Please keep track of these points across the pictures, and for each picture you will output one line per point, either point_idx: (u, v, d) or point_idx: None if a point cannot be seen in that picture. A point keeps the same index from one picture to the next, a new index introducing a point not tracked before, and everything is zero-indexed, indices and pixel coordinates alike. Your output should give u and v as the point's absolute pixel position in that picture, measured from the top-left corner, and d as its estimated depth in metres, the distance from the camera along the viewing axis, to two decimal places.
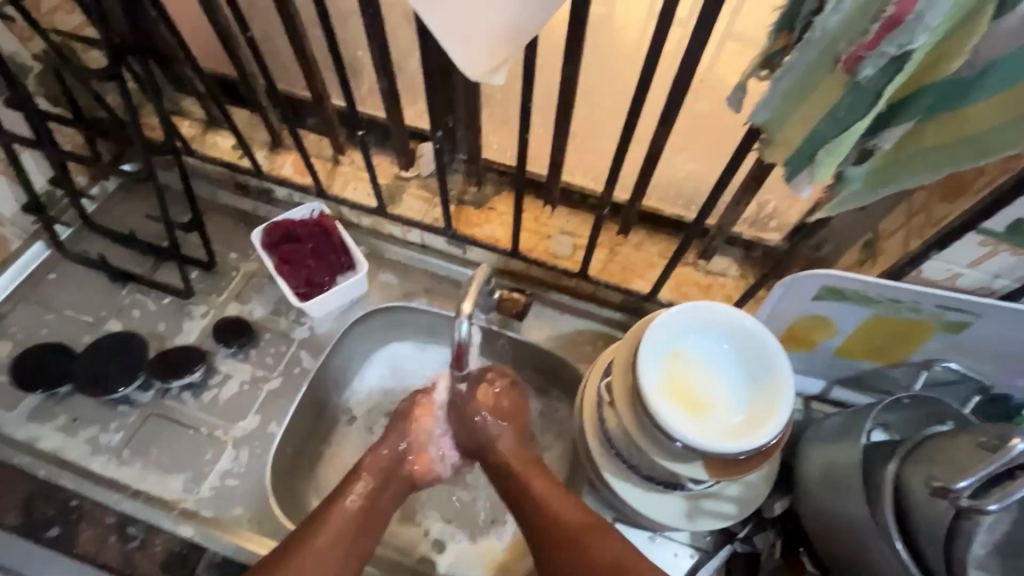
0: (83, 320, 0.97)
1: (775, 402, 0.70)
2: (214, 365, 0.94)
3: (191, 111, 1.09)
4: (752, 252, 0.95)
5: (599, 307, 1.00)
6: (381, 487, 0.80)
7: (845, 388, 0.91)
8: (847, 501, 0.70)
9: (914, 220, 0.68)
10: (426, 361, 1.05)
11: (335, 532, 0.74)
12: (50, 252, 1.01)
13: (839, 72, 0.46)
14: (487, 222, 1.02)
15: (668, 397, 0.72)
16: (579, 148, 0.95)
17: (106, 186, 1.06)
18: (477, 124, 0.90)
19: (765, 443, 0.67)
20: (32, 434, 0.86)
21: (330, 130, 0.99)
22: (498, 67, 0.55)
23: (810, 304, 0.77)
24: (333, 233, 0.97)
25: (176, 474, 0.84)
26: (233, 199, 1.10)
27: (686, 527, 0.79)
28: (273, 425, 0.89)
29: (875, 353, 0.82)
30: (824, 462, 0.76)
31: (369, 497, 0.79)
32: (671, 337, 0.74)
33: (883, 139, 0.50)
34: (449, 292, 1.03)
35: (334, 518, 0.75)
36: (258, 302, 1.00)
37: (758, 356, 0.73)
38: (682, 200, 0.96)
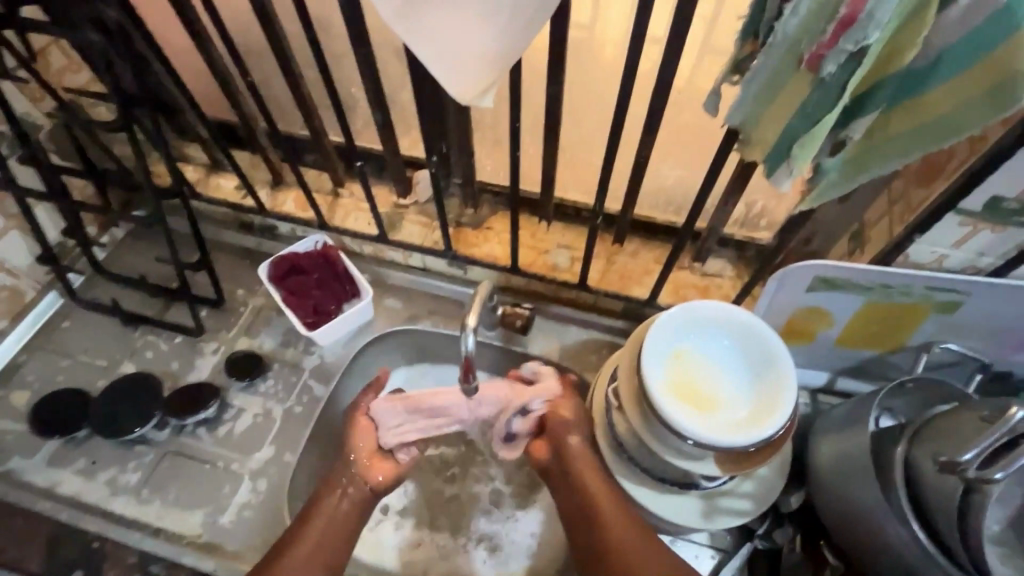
0: (98, 364, 0.99)
1: (780, 392, 0.71)
2: (227, 400, 0.95)
3: (194, 156, 1.14)
4: (745, 251, 0.98)
5: (601, 316, 1.02)
6: (357, 510, 0.81)
7: (849, 379, 0.93)
8: (861, 486, 0.71)
9: (895, 208, 0.71)
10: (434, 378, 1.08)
11: (322, 531, 0.77)
12: (63, 300, 1.05)
13: (803, 70, 0.49)
14: (486, 241, 1.05)
15: (675, 396, 0.73)
16: (570, 164, 0.99)
17: (115, 233, 1.10)
18: (470, 148, 0.94)
19: (772, 434, 0.68)
20: (52, 479, 0.87)
21: (330, 164, 1.04)
22: (487, 89, 0.58)
23: (805, 296, 0.79)
24: (337, 262, 1.00)
25: (195, 509, 0.85)
26: (237, 237, 1.14)
27: (704, 526, 0.79)
28: (288, 454, 0.90)
29: (874, 340, 0.84)
30: (836, 451, 0.76)
31: (345, 515, 0.80)
32: (672, 338, 0.76)
33: (854, 130, 0.52)
34: (452, 311, 1.06)
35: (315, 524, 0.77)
36: (267, 334, 1.02)
37: (757, 349, 0.74)
38: (672, 206, 0.99)
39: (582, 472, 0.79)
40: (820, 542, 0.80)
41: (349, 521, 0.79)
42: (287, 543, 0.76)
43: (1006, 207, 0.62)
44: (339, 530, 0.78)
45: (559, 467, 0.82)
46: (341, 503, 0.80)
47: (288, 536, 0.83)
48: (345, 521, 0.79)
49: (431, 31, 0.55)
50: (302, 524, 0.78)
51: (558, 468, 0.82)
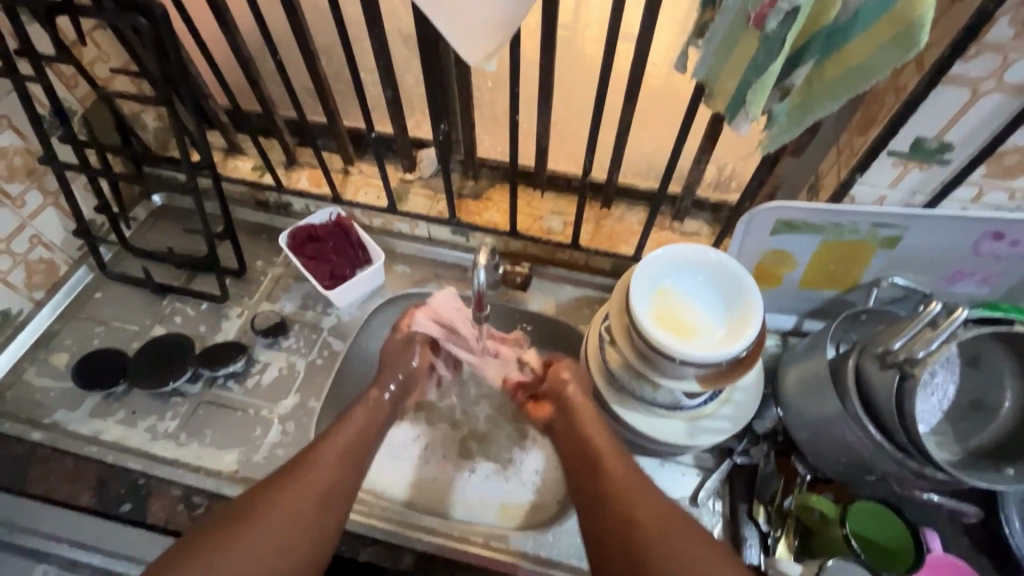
0: (130, 329, 1.07)
1: (750, 315, 0.82)
2: (253, 357, 1.04)
3: (212, 141, 1.24)
4: (719, 212, 1.10)
5: (592, 275, 1.13)
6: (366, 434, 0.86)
7: (814, 320, 1.04)
8: (823, 397, 0.82)
9: (842, 156, 0.83)
10: None
11: (336, 456, 0.81)
12: (94, 274, 1.13)
13: (751, 28, 0.60)
14: (486, 210, 1.15)
15: (659, 325, 0.83)
16: (560, 136, 1.10)
17: (140, 212, 1.20)
18: (470, 122, 1.05)
19: (743, 351, 0.79)
20: (95, 428, 0.94)
21: (342, 143, 1.14)
22: (491, 54, 0.69)
23: (771, 239, 0.90)
24: (350, 230, 1.10)
25: (230, 449, 0.93)
26: (254, 215, 1.24)
27: (689, 445, 0.89)
28: (313, 400, 0.99)
29: (832, 280, 0.96)
30: (802, 372, 0.88)
31: (358, 439, 0.85)
32: (655, 277, 0.87)
33: (796, 78, 0.64)
34: (457, 276, 1.16)
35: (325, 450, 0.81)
36: (287, 299, 1.11)
37: (729, 282, 0.86)
38: (653, 173, 1.11)
39: (589, 431, 0.86)
40: (792, 456, 0.90)
41: (360, 442, 0.85)
42: (309, 453, 0.80)
43: (928, 147, 0.73)
44: (353, 450, 0.83)
45: (565, 426, 0.90)
46: (354, 428, 0.85)
47: None
48: (355, 442, 0.84)
49: (445, 3, 0.65)
50: (320, 441, 0.82)
51: (565, 428, 0.90)
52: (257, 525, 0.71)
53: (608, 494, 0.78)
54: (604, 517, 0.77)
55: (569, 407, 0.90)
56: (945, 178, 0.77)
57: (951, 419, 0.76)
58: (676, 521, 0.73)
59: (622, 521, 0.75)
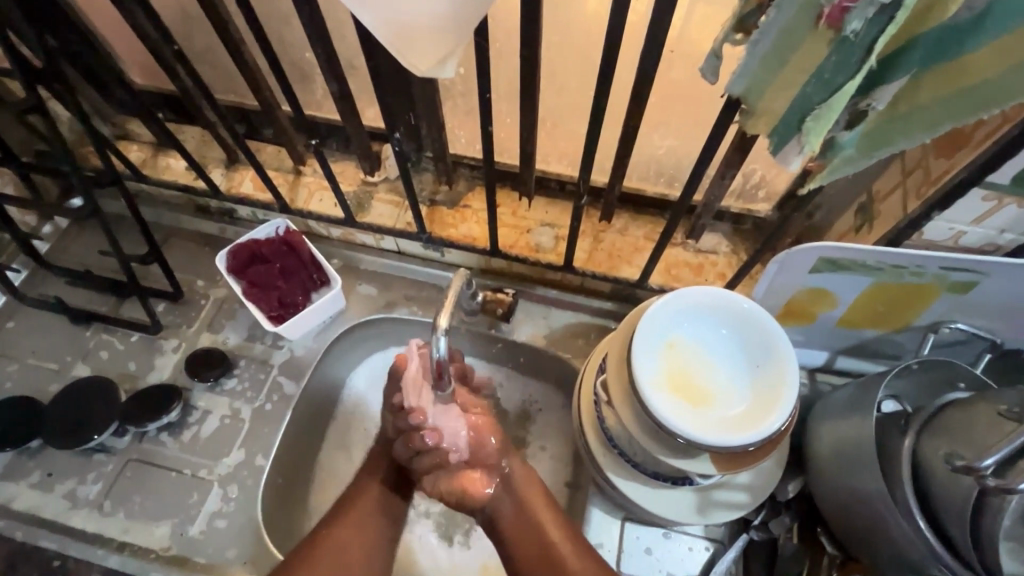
0: (48, 368, 0.92)
1: (782, 384, 0.66)
2: (191, 402, 0.89)
3: (138, 134, 1.04)
4: (742, 225, 0.91)
5: (589, 298, 0.96)
6: (393, 484, 0.77)
7: (849, 357, 0.88)
8: (863, 478, 0.68)
9: (910, 179, 0.64)
10: None
11: (366, 505, 0.75)
12: (5, 299, 0.96)
13: (822, 28, 0.41)
14: (463, 221, 0.97)
15: (669, 390, 0.67)
16: (551, 134, 0.90)
17: (58, 223, 1.02)
18: (439, 119, 0.85)
19: (773, 431, 0.63)
20: (6, 495, 0.81)
21: (287, 141, 0.94)
22: (447, 57, 0.50)
23: (809, 277, 0.73)
24: (301, 248, 0.92)
25: (162, 521, 0.80)
26: (195, 222, 1.04)
27: (697, 521, 0.76)
28: (260, 458, 0.85)
29: (878, 321, 0.79)
30: (836, 439, 0.73)
31: (379, 488, 0.76)
32: (665, 325, 0.70)
33: (877, 99, 0.45)
34: (430, 297, 0.99)
35: (358, 499, 0.75)
36: (231, 329, 0.95)
37: (755, 338, 0.69)
38: (664, 177, 0.91)
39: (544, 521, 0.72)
40: (818, 530, 0.77)
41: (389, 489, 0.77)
42: (335, 518, 0.73)
43: None
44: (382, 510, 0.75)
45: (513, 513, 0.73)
46: (374, 483, 0.77)
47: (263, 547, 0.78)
48: (384, 494, 0.76)
49: None
50: (344, 508, 0.74)
51: (514, 514, 0.73)
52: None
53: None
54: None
55: (518, 490, 0.74)
56: None
57: None
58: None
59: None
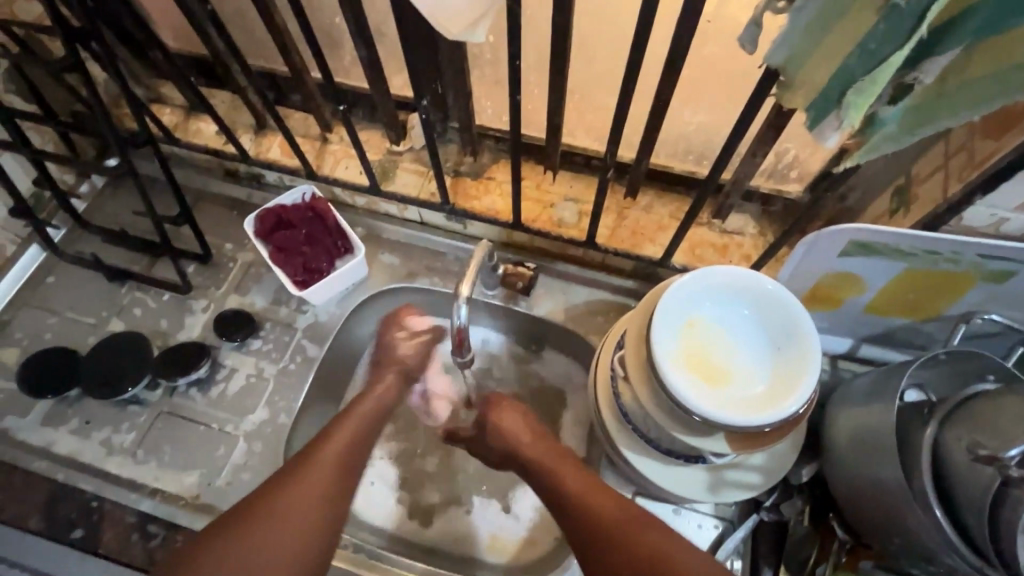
0: (85, 322, 0.96)
1: (802, 367, 0.65)
2: (220, 360, 0.92)
3: (170, 97, 1.05)
4: (770, 206, 0.89)
5: (609, 276, 0.95)
6: (366, 435, 0.76)
7: (873, 345, 0.86)
8: (880, 465, 0.67)
9: (953, 161, 0.61)
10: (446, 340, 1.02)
11: (348, 437, 0.74)
12: (46, 255, 1.00)
13: None
14: (486, 193, 0.96)
15: (686, 367, 0.67)
16: (579, 106, 0.88)
17: (94, 182, 1.05)
18: (466, 88, 0.84)
19: (790, 414, 0.63)
20: (47, 439, 0.86)
21: (314, 107, 0.95)
22: (479, 22, 0.51)
23: (838, 261, 0.71)
24: (327, 215, 0.94)
25: (191, 471, 0.84)
26: (224, 187, 1.06)
27: (709, 499, 0.76)
28: (283, 416, 0.88)
29: (907, 308, 0.77)
30: (856, 425, 0.72)
31: (354, 434, 0.75)
32: (686, 303, 0.69)
33: (926, 73, 0.43)
34: (450, 269, 0.99)
35: (342, 427, 0.75)
36: (258, 292, 0.98)
37: (778, 319, 0.68)
38: (693, 155, 0.89)
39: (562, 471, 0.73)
40: (829, 515, 0.77)
41: (358, 439, 0.75)
42: (306, 454, 0.71)
43: None
44: (361, 438, 0.75)
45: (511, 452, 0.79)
46: (349, 428, 0.75)
47: None
48: (353, 441, 0.74)
49: None
50: (313, 445, 0.72)
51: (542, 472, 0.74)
52: (254, 534, 0.63)
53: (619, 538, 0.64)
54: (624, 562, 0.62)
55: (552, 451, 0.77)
56: None
57: None
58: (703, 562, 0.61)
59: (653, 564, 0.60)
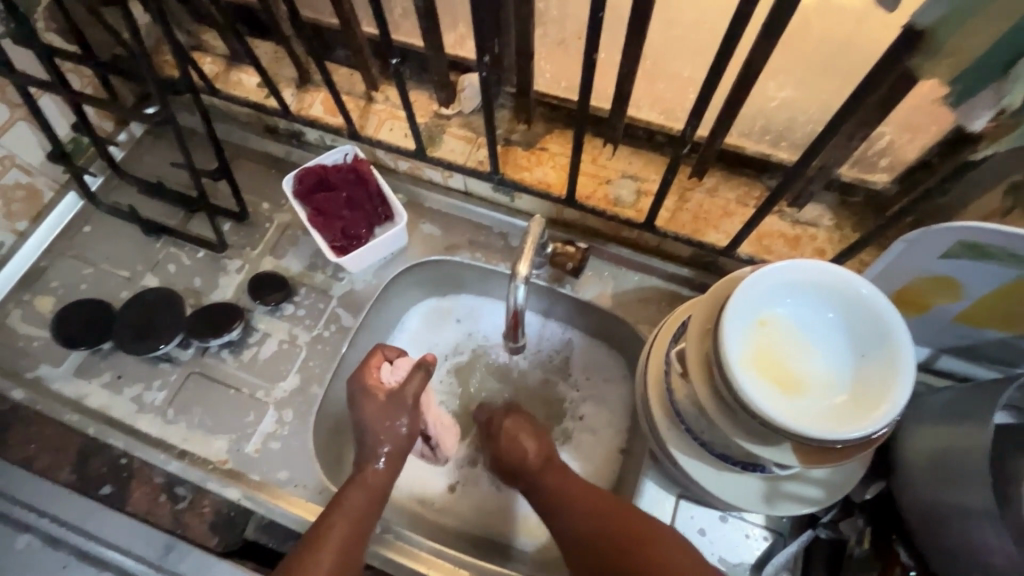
0: (120, 275, 0.94)
1: (891, 380, 0.58)
2: (252, 323, 0.89)
3: (212, 46, 1.00)
4: (852, 197, 0.81)
5: (664, 263, 0.89)
6: (381, 495, 0.73)
7: (955, 358, 0.78)
8: (968, 492, 0.60)
9: None
10: (483, 317, 0.97)
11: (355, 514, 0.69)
12: (83, 203, 0.98)
13: None
14: (538, 164, 0.90)
15: (757, 371, 0.61)
16: (650, 74, 0.81)
17: (133, 131, 1.01)
18: (529, 47, 0.77)
19: (873, 432, 0.56)
20: (80, 391, 0.85)
21: (362, 63, 0.89)
22: None
23: (938, 263, 0.63)
24: (369, 179, 0.89)
25: (220, 435, 0.82)
26: (263, 143, 1.02)
27: (763, 510, 0.71)
28: (314, 386, 0.85)
29: (1007, 322, 0.69)
30: (940, 446, 0.65)
31: (368, 505, 0.71)
32: (760, 300, 0.62)
33: None
34: (493, 244, 0.94)
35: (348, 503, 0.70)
36: (293, 255, 0.94)
37: (866, 325, 0.61)
38: (771, 135, 0.80)
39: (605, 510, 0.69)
40: (892, 536, 0.70)
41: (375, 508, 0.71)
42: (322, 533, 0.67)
43: None
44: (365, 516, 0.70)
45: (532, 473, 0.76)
46: (363, 493, 0.71)
47: (315, 474, 0.79)
48: (368, 509, 0.71)
49: None
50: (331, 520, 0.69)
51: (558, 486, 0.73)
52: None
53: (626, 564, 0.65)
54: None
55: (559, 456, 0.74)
56: None
57: None
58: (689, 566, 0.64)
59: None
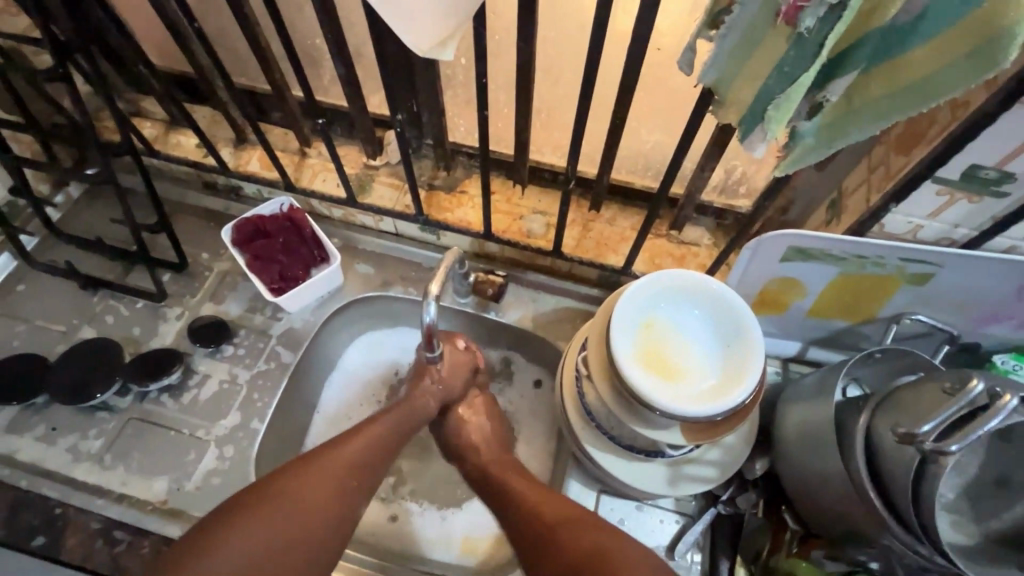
0: (55, 330, 0.96)
1: (748, 361, 0.70)
2: (192, 367, 0.93)
3: (151, 112, 1.08)
4: (723, 220, 0.96)
5: (576, 285, 1.00)
6: (387, 442, 0.74)
7: (820, 348, 0.93)
8: (823, 454, 0.72)
9: (874, 175, 0.69)
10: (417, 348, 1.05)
11: (368, 438, 0.72)
12: (17, 263, 1.00)
13: (780, 25, 0.46)
14: (459, 206, 1.01)
15: (643, 365, 0.72)
16: (546, 125, 0.95)
17: (70, 193, 1.06)
18: (439, 106, 0.89)
19: (738, 404, 0.68)
20: (11, 446, 0.85)
21: (294, 123, 0.99)
22: (446, 41, 0.55)
23: (780, 266, 0.78)
24: (303, 226, 0.96)
25: (160, 476, 0.84)
26: (201, 198, 1.09)
27: (669, 493, 0.80)
28: (256, 421, 0.89)
29: (846, 312, 0.83)
30: (803, 420, 0.77)
31: (371, 445, 0.72)
32: (641, 307, 0.74)
33: (831, 92, 0.50)
34: (424, 278, 1.03)
35: (367, 430, 0.73)
36: (233, 300, 0.99)
37: (728, 318, 0.73)
38: (651, 171, 0.96)
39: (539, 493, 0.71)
40: (781, 507, 0.81)
41: (392, 436, 0.75)
42: (338, 440, 0.71)
43: (983, 176, 0.60)
44: (373, 452, 0.71)
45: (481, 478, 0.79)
46: (369, 431, 0.73)
47: None
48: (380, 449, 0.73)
49: None
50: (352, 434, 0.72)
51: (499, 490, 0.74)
52: (282, 500, 0.62)
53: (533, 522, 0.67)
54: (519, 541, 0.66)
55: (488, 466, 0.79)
56: (997, 212, 0.64)
57: (970, 496, 0.66)
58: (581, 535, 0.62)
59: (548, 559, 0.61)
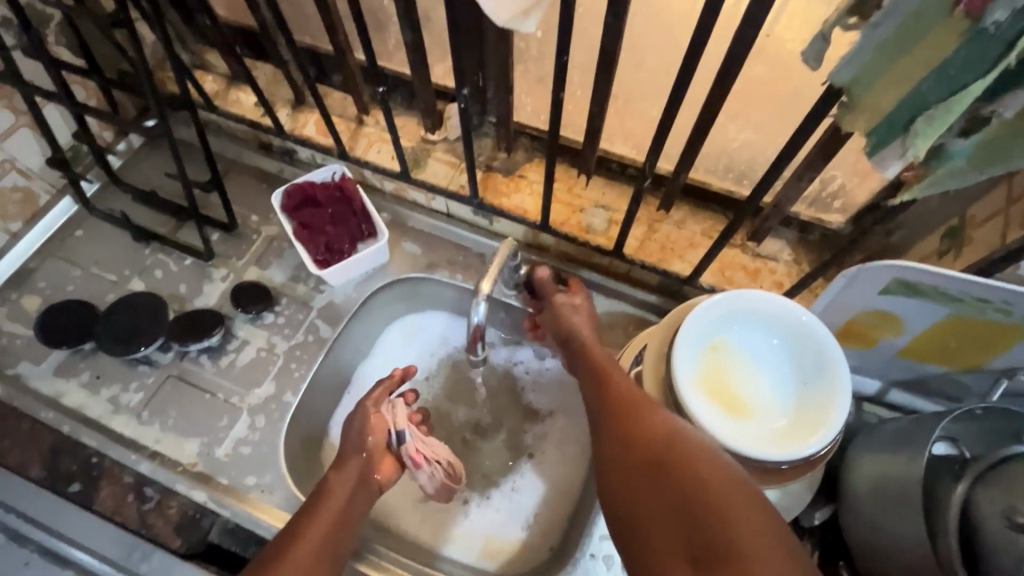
0: (107, 278, 0.97)
1: (831, 403, 0.62)
2: (232, 331, 0.92)
3: (214, 66, 1.06)
4: (808, 235, 0.85)
5: (633, 289, 0.93)
6: (351, 519, 0.68)
7: (904, 392, 0.82)
8: (901, 517, 0.63)
9: (1016, 208, 0.58)
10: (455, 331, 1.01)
11: (329, 519, 0.66)
12: (77, 208, 1.01)
13: (958, 16, 0.37)
14: (516, 191, 0.95)
15: (705, 392, 0.64)
16: (622, 113, 0.86)
17: (131, 141, 1.06)
18: (508, 82, 0.82)
19: (813, 453, 0.60)
20: (57, 390, 0.87)
21: (353, 89, 0.94)
22: (530, 11, 0.49)
23: (877, 298, 0.68)
24: (354, 197, 0.93)
25: (192, 438, 0.84)
26: (256, 158, 1.06)
27: None
28: (289, 394, 0.87)
29: (946, 357, 0.73)
30: (877, 474, 0.67)
31: (333, 522, 0.66)
32: (711, 327, 0.66)
33: (1005, 106, 0.41)
34: (471, 264, 0.98)
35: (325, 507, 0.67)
36: (278, 267, 0.97)
37: (810, 351, 0.65)
38: (733, 173, 0.86)
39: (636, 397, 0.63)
40: (840, 562, 0.74)
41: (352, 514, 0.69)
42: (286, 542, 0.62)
43: None
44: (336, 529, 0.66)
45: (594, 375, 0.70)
46: (334, 509, 0.67)
47: (281, 481, 0.81)
48: (337, 526, 0.66)
49: None
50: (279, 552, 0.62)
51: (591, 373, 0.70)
52: None
53: (687, 499, 0.51)
54: (671, 527, 0.50)
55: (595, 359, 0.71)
56: None
57: None
58: (747, 506, 0.49)
59: (677, 485, 0.52)
